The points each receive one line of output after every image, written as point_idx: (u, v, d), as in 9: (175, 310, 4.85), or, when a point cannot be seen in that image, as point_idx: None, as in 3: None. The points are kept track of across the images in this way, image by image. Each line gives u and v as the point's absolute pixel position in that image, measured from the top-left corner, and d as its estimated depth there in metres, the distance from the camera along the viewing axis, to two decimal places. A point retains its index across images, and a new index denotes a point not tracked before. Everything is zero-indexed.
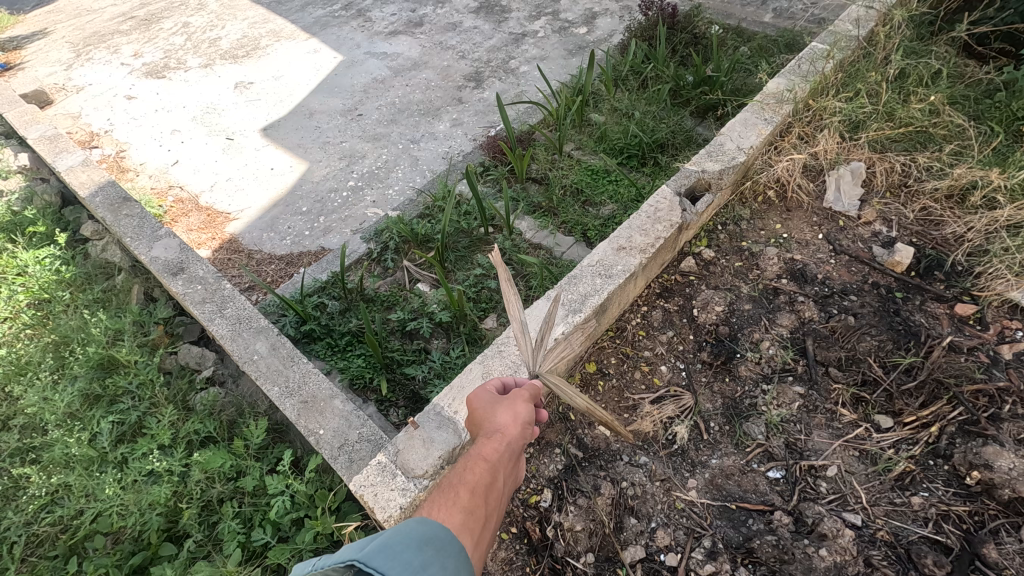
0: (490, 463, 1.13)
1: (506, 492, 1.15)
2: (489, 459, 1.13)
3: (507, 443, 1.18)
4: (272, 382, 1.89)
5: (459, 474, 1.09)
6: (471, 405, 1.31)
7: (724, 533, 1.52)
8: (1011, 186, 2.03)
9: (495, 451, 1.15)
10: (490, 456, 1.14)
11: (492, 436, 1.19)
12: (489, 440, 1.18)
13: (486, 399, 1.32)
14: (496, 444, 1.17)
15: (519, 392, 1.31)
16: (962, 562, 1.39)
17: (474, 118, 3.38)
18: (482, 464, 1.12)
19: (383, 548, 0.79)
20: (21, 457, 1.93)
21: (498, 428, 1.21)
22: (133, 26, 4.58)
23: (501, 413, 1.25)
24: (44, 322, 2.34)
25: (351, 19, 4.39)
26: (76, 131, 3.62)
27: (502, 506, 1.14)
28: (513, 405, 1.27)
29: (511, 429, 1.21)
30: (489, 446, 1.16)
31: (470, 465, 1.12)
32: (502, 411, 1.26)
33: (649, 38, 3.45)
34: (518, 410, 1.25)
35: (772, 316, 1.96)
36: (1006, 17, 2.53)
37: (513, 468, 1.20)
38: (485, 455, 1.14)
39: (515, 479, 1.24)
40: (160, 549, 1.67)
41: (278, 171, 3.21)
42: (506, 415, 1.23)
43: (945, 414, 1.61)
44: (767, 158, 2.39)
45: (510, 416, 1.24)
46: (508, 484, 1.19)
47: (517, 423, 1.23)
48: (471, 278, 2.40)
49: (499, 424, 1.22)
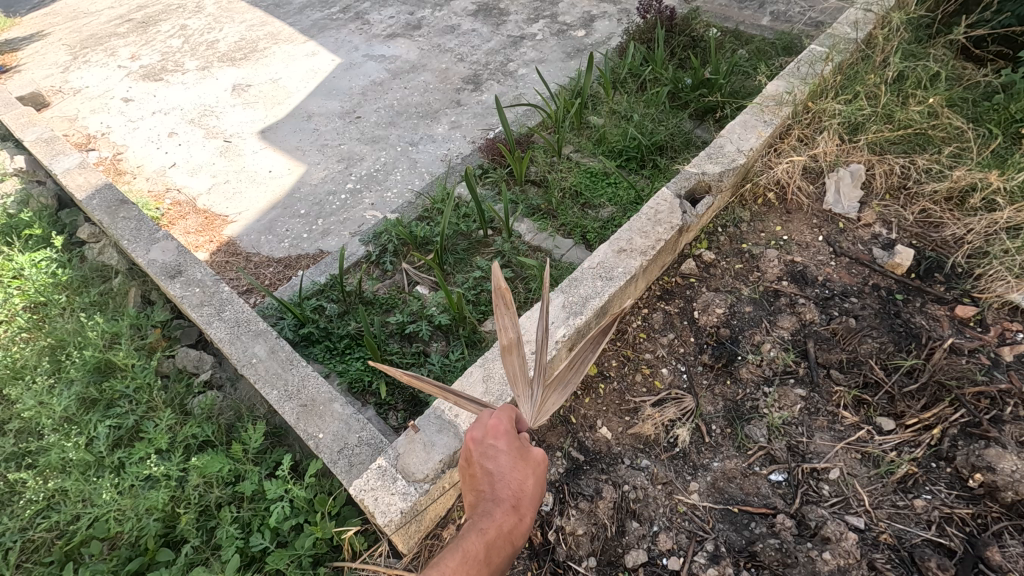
0: (512, 546, 1.13)
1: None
2: (515, 544, 1.12)
3: (529, 523, 1.18)
4: (271, 386, 1.87)
5: (489, 556, 1.07)
6: (503, 446, 1.25)
7: (726, 537, 1.51)
8: (1011, 189, 2.04)
9: (520, 535, 1.15)
10: (514, 539, 1.13)
11: (521, 511, 1.17)
12: (518, 518, 1.16)
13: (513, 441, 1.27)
14: (523, 524, 1.16)
15: (542, 455, 1.28)
16: (965, 565, 1.38)
17: (473, 121, 3.38)
18: (506, 546, 1.11)
19: None
20: (16, 462, 1.91)
21: (525, 504, 1.19)
22: (130, 29, 4.56)
23: (528, 478, 1.22)
24: (40, 325, 2.32)
25: (349, 22, 4.39)
26: (73, 134, 3.60)
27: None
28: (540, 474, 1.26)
29: (534, 505, 1.21)
30: (520, 529, 1.14)
31: (499, 542, 1.10)
32: (531, 477, 1.23)
33: (647, 41, 3.47)
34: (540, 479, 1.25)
35: (773, 318, 1.96)
36: (1004, 21, 2.54)
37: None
38: (513, 537, 1.13)
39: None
40: (157, 555, 1.65)
41: (275, 173, 3.19)
42: (534, 489, 1.22)
43: (948, 416, 1.61)
44: (767, 160, 2.40)
45: (535, 485, 1.23)
46: None
47: (536, 500, 1.23)
48: (471, 280, 2.39)
49: (527, 495, 1.20)
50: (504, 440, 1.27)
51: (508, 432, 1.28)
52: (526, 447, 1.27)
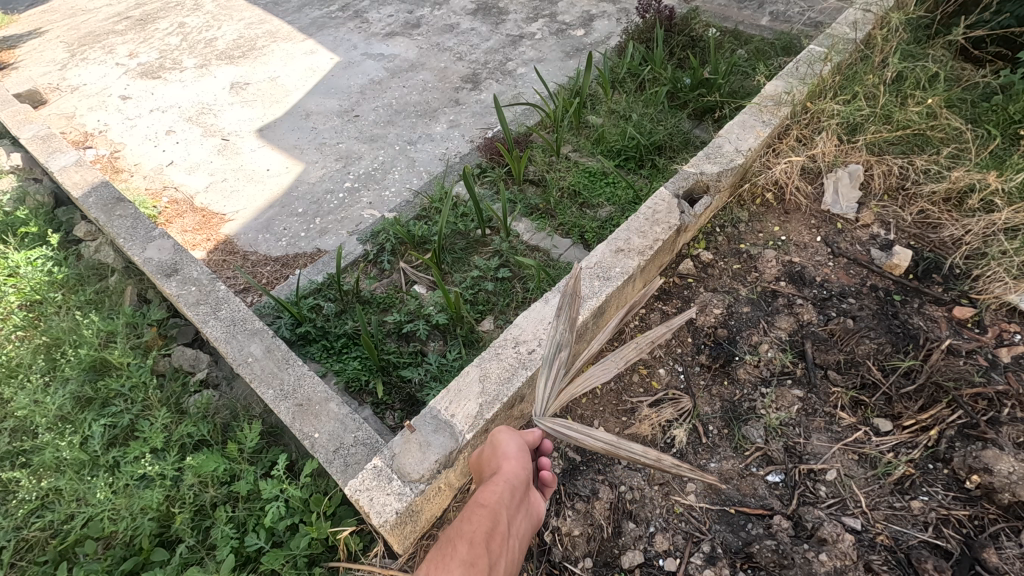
0: (491, 510, 1.17)
1: (515, 535, 1.19)
2: (486, 504, 1.18)
3: (504, 481, 1.24)
4: (266, 385, 1.86)
5: (458, 527, 1.14)
6: (480, 460, 1.40)
7: (723, 538, 1.50)
8: (1009, 190, 2.04)
9: (493, 494, 1.20)
10: (488, 500, 1.19)
11: (492, 480, 1.25)
12: (488, 486, 1.23)
13: (486, 450, 1.41)
14: (494, 487, 1.22)
15: (507, 435, 1.38)
16: (962, 566, 1.38)
17: (472, 119, 3.38)
18: (480, 511, 1.17)
19: None
20: (10, 461, 1.89)
21: (495, 475, 1.26)
22: (128, 27, 4.54)
23: (497, 460, 1.31)
24: (35, 324, 2.30)
25: (348, 20, 4.37)
26: (70, 131, 3.59)
27: (512, 552, 1.17)
28: (507, 447, 1.35)
29: (508, 466, 1.28)
30: (487, 492, 1.21)
31: (470, 514, 1.17)
32: (498, 457, 1.33)
33: (646, 40, 3.46)
34: (509, 450, 1.33)
35: (770, 319, 1.96)
36: (1003, 21, 2.54)
37: (519, 509, 1.24)
38: (484, 500, 1.19)
39: (530, 520, 1.28)
40: (152, 554, 1.64)
41: (273, 172, 3.19)
42: (502, 461, 1.30)
43: (945, 417, 1.60)
44: (765, 160, 2.39)
45: (505, 459, 1.30)
46: (518, 525, 1.22)
47: (509, 461, 1.29)
48: (469, 279, 2.38)
49: (496, 471, 1.28)
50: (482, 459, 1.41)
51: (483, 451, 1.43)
52: (496, 440, 1.41)
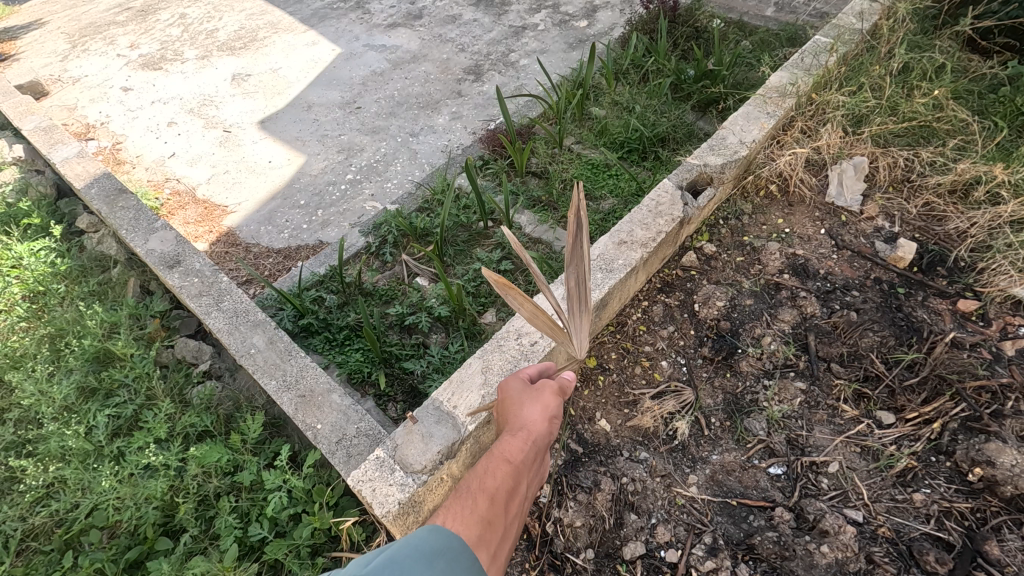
0: (514, 468, 1.22)
1: (525, 495, 1.25)
2: (513, 463, 1.21)
3: (531, 441, 1.27)
4: (269, 376, 1.87)
5: (482, 477, 1.18)
6: (504, 395, 1.43)
7: (724, 530, 1.51)
8: (1015, 182, 2.02)
9: (519, 453, 1.24)
10: (513, 457, 1.23)
11: (521, 437, 1.28)
12: (516, 441, 1.27)
13: (518, 388, 1.43)
14: (521, 446, 1.26)
15: (547, 388, 1.40)
16: (964, 559, 1.37)
17: (474, 111, 3.36)
18: (505, 467, 1.21)
19: (389, 565, 0.88)
20: (16, 450, 1.91)
21: (525, 430, 1.30)
22: (129, 18, 4.52)
23: (531, 412, 1.34)
24: (39, 315, 2.31)
25: (350, 11, 4.34)
26: (72, 123, 3.58)
27: (520, 508, 1.23)
28: (540, 401, 1.37)
29: (538, 427, 1.31)
30: (516, 449, 1.24)
31: (494, 467, 1.21)
32: (529, 408, 1.36)
33: (649, 31, 3.44)
34: (543, 406, 1.36)
35: (774, 311, 1.95)
36: (1011, 11, 2.50)
37: (537, 467, 1.29)
38: (509, 458, 1.23)
39: (539, 477, 1.34)
40: (157, 543, 1.65)
41: (275, 164, 3.17)
42: (533, 415, 1.33)
43: (948, 410, 1.60)
44: (769, 152, 2.37)
45: (539, 414, 1.33)
46: (530, 484, 1.28)
47: (542, 421, 1.32)
48: (470, 272, 2.38)
49: (527, 424, 1.31)
50: (511, 392, 1.44)
51: (514, 386, 1.45)
52: (533, 386, 1.43)
